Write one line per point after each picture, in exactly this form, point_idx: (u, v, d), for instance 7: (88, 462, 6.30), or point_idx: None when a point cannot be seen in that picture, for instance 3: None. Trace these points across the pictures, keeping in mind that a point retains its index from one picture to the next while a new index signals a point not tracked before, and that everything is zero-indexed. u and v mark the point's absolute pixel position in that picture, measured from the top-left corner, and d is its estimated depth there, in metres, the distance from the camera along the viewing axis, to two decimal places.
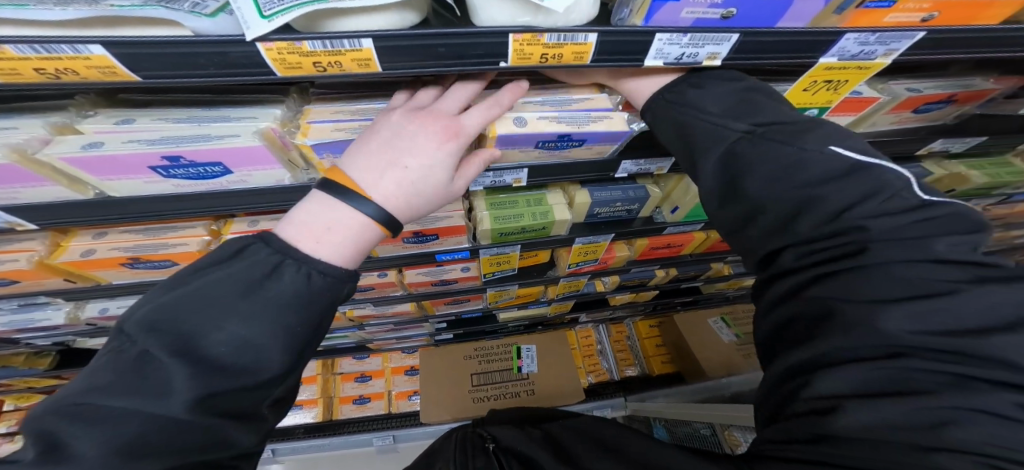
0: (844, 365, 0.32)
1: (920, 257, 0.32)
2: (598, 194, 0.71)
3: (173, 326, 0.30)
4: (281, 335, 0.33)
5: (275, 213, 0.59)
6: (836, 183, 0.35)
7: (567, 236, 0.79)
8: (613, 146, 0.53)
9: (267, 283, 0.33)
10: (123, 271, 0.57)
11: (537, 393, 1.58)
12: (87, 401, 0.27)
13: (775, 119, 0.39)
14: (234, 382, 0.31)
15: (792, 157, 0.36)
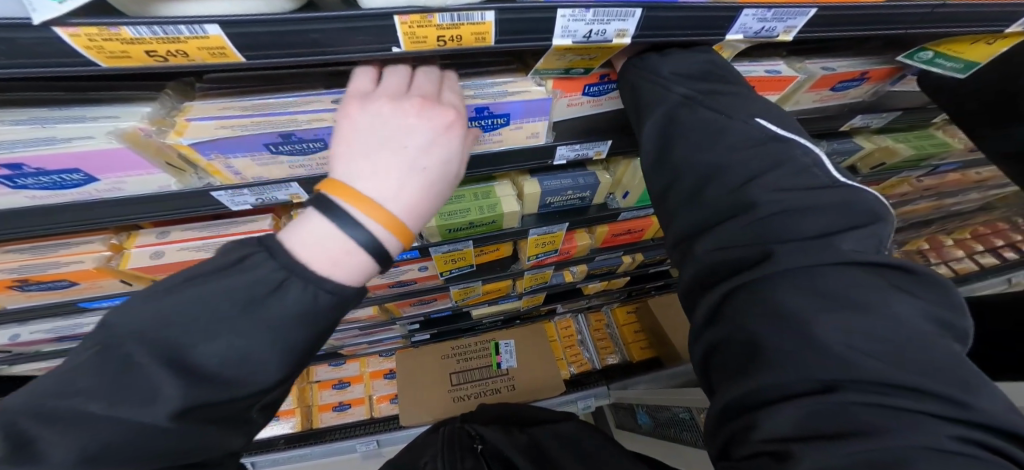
0: (782, 403, 0.26)
1: (830, 259, 0.29)
2: (548, 184, 0.67)
3: (161, 334, 0.26)
4: (281, 352, 0.29)
5: (186, 224, 0.59)
6: (752, 149, 0.36)
7: (522, 229, 0.76)
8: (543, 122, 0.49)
9: (279, 290, 0.29)
10: (14, 295, 0.55)
11: (517, 388, 1.57)
12: (60, 401, 0.24)
13: (717, 90, 0.40)
14: (227, 396, 0.28)
15: (722, 123, 0.37)
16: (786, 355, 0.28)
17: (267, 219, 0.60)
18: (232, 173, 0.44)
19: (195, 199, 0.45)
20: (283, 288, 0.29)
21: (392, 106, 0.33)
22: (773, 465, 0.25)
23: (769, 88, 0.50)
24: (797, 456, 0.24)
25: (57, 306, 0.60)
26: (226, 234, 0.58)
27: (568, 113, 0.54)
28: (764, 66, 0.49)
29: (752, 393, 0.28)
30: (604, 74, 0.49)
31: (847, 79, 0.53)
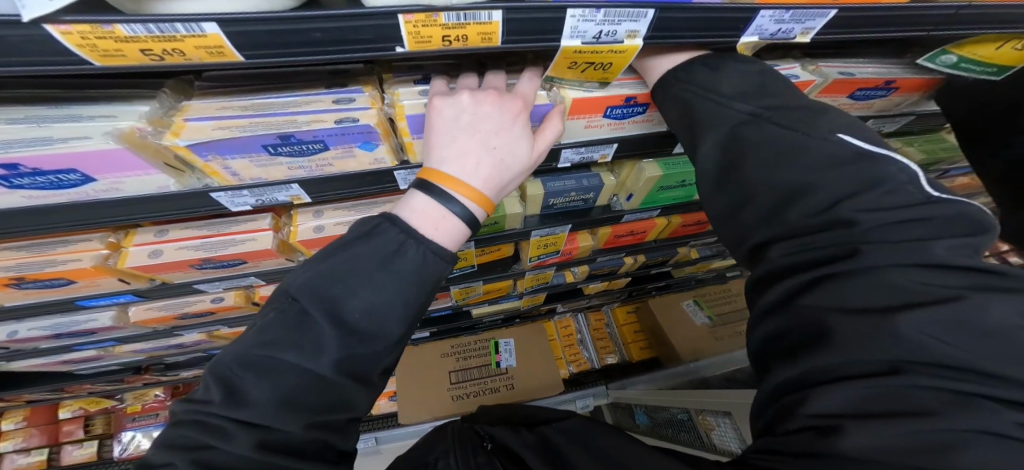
0: (838, 382, 0.27)
1: (915, 260, 0.28)
2: (552, 185, 0.66)
3: (324, 291, 0.34)
4: (403, 307, 0.35)
5: (186, 222, 0.58)
6: (839, 169, 0.32)
7: (523, 230, 0.75)
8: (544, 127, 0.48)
9: (395, 259, 0.35)
10: (11, 292, 0.54)
11: (517, 387, 1.57)
12: (264, 348, 0.32)
13: (784, 102, 0.37)
14: (364, 347, 0.34)
15: (796, 141, 0.35)
16: (850, 341, 0.28)
17: (267, 218, 0.60)
18: (231, 174, 0.43)
19: (194, 199, 0.44)
20: (393, 259, 0.35)
21: (471, 101, 0.39)
22: (816, 440, 0.26)
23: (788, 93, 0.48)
24: (849, 433, 0.25)
25: (55, 303, 0.60)
26: (226, 232, 0.57)
27: (585, 135, 0.52)
28: (783, 70, 0.48)
29: (809, 374, 0.29)
30: (629, 97, 0.47)
31: (867, 87, 0.51)
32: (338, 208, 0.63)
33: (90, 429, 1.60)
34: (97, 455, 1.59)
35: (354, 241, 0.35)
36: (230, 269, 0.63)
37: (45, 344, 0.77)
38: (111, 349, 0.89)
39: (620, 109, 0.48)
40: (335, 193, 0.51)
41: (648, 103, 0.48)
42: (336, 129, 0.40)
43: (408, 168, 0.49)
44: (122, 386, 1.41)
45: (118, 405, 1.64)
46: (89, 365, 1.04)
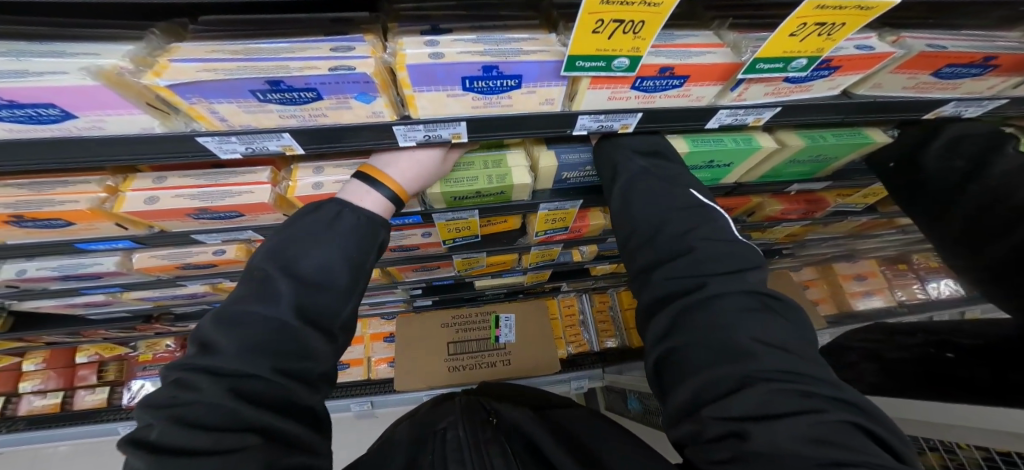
0: (746, 387, 0.33)
1: (742, 287, 0.39)
2: (565, 157, 0.61)
3: (280, 254, 0.44)
4: (346, 259, 0.46)
5: (185, 170, 0.56)
6: (681, 213, 0.45)
7: (530, 202, 0.70)
8: (560, 88, 0.40)
9: (337, 220, 0.47)
10: (13, 230, 0.54)
11: (513, 363, 1.59)
12: (232, 309, 0.40)
13: (659, 165, 0.49)
14: (320, 294, 0.44)
15: (665, 193, 0.46)
16: (719, 349, 0.36)
17: (265, 171, 0.58)
18: (218, 119, 0.40)
19: (184, 143, 0.42)
20: (334, 224, 0.47)
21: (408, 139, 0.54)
22: (737, 444, 0.31)
23: (857, 67, 0.39)
24: (755, 432, 0.30)
25: (56, 245, 0.59)
26: (224, 183, 0.56)
27: (607, 107, 0.42)
28: (854, 38, 0.38)
29: (708, 387, 0.35)
30: (664, 68, 0.35)
31: (960, 63, 0.42)
32: (339, 167, 0.61)
33: (105, 375, 1.71)
34: (107, 401, 1.70)
35: (300, 216, 0.47)
36: (229, 221, 0.62)
37: (52, 287, 0.79)
38: (119, 296, 0.91)
39: (654, 82, 0.37)
40: (330, 149, 0.47)
41: (689, 74, 0.36)
42: (330, 77, 0.36)
43: (408, 123, 0.45)
44: (135, 335, 1.47)
45: (132, 352, 1.74)
46: (99, 311, 1.08)
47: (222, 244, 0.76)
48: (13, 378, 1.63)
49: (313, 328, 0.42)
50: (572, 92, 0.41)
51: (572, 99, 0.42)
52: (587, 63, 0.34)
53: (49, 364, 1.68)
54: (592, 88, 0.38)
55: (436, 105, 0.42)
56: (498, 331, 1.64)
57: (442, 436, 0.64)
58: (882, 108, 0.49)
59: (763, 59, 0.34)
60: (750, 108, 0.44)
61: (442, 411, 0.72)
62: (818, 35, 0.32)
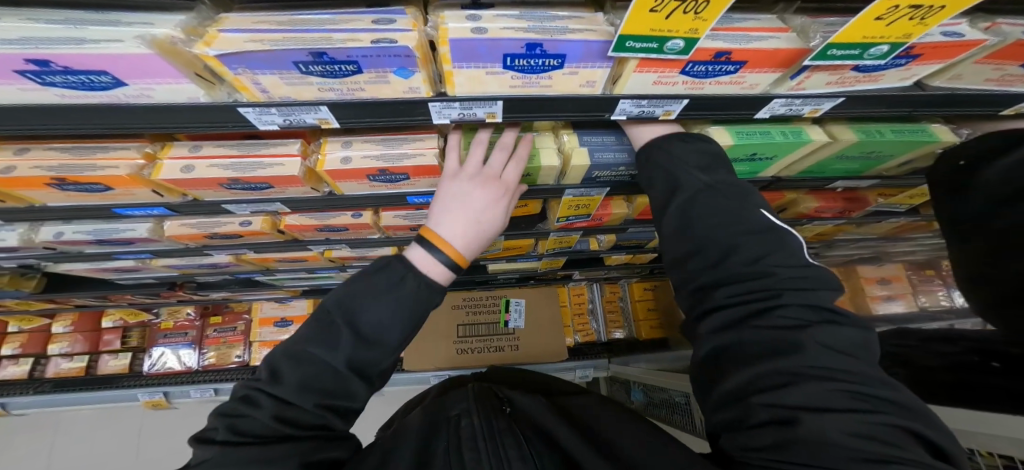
0: (801, 382, 0.32)
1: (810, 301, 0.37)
2: (598, 156, 0.60)
3: (349, 304, 0.45)
4: (406, 322, 0.46)
5: (219, 140, 0.57)
6: (751, 234, 0.41)
7: (556, 187, 0.68)
8: (604, 70, 0.38)
9: (402, 283, 0.47)
10: (54, 193, 0.55)
11: (521, 349, 1.62)
12: (300, 346, 0.43)
13: (721, 179, 0.45)
14: (373, 352, 0.44)
15: (730, 208, 0.43)
16: (778, 349, 0.35)
17: (296, 144, 0.59)
18: (260, 90, 0.40)
19: (226, 114, 0.42)
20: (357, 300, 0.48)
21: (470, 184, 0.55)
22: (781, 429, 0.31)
23: (937, 56, 0.37)
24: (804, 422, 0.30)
25: (94, 209, 0.61)
26: (257, 154, 0.57)
27: (651, 93, 0.40)
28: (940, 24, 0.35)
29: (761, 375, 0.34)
30: (721, 53, 0.34)
31: None
32: (366, 142, 0.61)
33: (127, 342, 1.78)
34: (128, 367, 1.79)
35: (372, 270, 0.48)
36: (260, 193, 0.63)
37: (86, 251, 0.82)
38: (147, 262, 0.94)
39: (705, 67, 0.36)
40: (366, 124, 0.47)
41: (747, 59, 0.35)
42: (372, 49, 0.36)
43: (445, 100, 0.44)
44: (158, 301, 1.53)
45: (154, 320, 1.82)
46: (127, 277, 1.12)
47: (248, 216, 0.77)
48: (44, 342, 1.73)
49: (359, 376, 0.44)
50: (616, 75, 0.39)
51: (615, 82, 0.40)
52: (639, 44, 0.32)
53: (76, 328, 1.76)
54: (638, 71, 0.37)
55: (474, 83, 0.41)
56: (508, 316, 1.65)
57: (456, 422, 0.62)
58: (949, 101, 0.46)
59: (838, 45, 0.32)
60: (805, 98, 0.42)
61: (454, 398, 0.71)
62: (909, 20, 0.29)
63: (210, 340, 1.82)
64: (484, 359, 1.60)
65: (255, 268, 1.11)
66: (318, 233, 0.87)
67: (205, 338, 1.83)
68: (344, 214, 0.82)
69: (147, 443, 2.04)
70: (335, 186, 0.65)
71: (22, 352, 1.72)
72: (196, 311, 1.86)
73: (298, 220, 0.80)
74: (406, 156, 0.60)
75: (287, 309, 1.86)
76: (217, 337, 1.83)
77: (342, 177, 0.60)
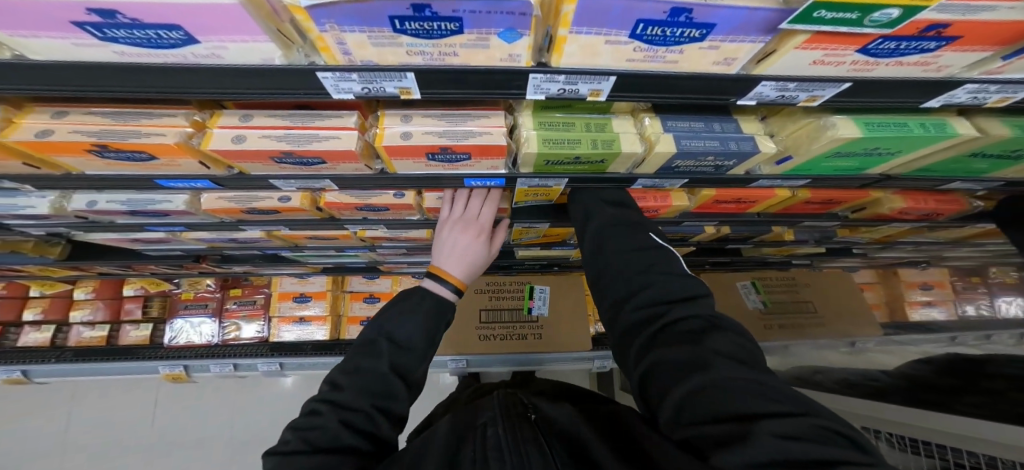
0: (709, 381, 0.44)
1: (702, 323, 0.52)
2: (687, 143, 0.52)
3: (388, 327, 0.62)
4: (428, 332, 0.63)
5: (270, 109, 0.52)
6: (650, 279, 0.58)
7: (628, 175, 0.62)
8: (755, 46, 0.32)
9: (422, 303, 0.65)
10: (94, 161, 0.51)
11: (544, 337, 1.58)
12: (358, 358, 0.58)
13: (630, 242, 0.63)
14: (409, 356, 0.60)
15: (631, 256, 0.61)
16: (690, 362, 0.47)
17: (352, 116, 0.53)
18: (342, 51, 0.34)
19: (298, 80, 0.37)
20: (417, 303, 0.65)
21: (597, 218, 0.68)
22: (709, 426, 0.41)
23: None
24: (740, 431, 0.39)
25: (135, 179, 0.57)
26: (312, 126, 0.51)
27: (804, 73, 0.35)
28: None
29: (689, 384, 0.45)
30: (937, 25, 0.28)
31: None
32: (428, 117, 0.55)
33: (149, 311, 1.85)
34: (149, 339, 1.83)
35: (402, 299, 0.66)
36: (310, 168, 0.57)
37: (117, 222, 0.78)
38: (178, 235, 0.91)
39: (898, 45, 0.31)
40: (450, 97, 0.42)
41: (961, 34, 0.30)
42: (483, 2, 0.29)
43: (547, 72, 0.37)
44: (180, 272, 1.53)
45: (175, 290, 1.88)
46: (154, 248, 1.10)
47: (288, 191, 0.73)
48: (67, 306, 1.81)
49: (401, 378, 0.58)
50: (767, 52, 0.33)
51: (759, 61, 0.34)
52: (829, 14, 0.27)
53: (99, 294, 1.83)
54: (800, 48, 0.31)
55: (588, 53, 0.35)
56: (532, 303, 1.62)
57: (482, 431, 0.57)
58: None
59: None
60: (1004, 84, 0.37)
61: (484, 402, 0.68)
62: None
63: (229, 313, 1.86)
64: (507, 347, 1.55)
65: (284, 244, 1.08)
66: (356, 212, 0.83)
67: (225, 311, 1.87)
68: (386, 193, 0.77)
69: (166, 410, 2.10)
70: (388, 164, 0.60)
71: (45, 318, 1.77)
72: (217, 282, 1.92)
73: (339, 198, 0.76)
74: (472, 134, 0.54)
75: (305, 285, 1.86)
76: (237, 310, 1.87)
77: (398, 154, 0.55)
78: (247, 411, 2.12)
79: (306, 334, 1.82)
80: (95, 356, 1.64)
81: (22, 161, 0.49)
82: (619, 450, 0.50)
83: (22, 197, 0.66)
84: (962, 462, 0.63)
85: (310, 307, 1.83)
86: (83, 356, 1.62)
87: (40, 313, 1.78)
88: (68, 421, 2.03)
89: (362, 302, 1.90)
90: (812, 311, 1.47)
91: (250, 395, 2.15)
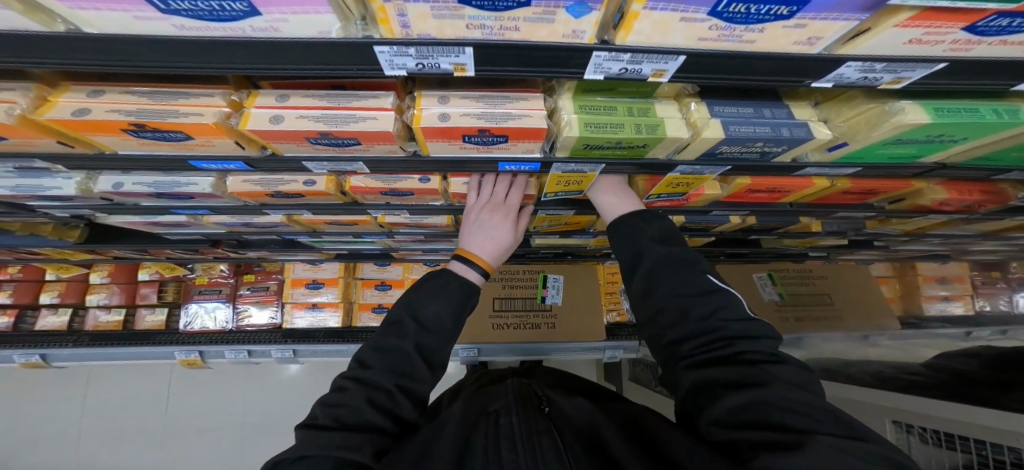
0: (767, 394, 0.44)
1: (750, 336, 0.52)
2: (736, 129, 0.49)
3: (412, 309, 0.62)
4: (453, 316, 0.62)
5: (306, 88, 0.50)
6: (699, 289, 0.57)
7: (667, 162, 0.60)
8: (849, 23, 0.31)
9: (448, 286, 0.64)
10: (128, 141, 0.50)
11: (558, 326, 1.58)
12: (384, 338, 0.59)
13: (673, 249, 0.61)
14: (434, 340, 0.60)
15: (677, 263, 0.59)
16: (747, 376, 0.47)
17: (388, 97, 0.51)
18: (401, 24, 0.33)
19: (354, 54, 0.35)
20: (446, 285, 0.64)
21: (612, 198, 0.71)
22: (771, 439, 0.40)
23: None
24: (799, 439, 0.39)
25: (167, 159, 0.55)
26: (348, 106, 0.49)
27: (893, 54, 0.34)
28: None
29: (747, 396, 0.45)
30: None
31: None
32: (465, 99, 0.53)
33: (163, 296, 1.88)
34: (165, 324, 1.87)
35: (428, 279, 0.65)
36: (342, 150, 0.56)
37: (143, 205, 0.78)
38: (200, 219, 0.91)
39: (1010, 21, 0.30)
40: (501, 74, 0.40)
41: None
42: None
43: (611, 51, 0.35)
44: (195, 258, 1.54)
45: (189, 275, 1.90)
46: (174, 233, 1.11)
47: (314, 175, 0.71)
48: (83, 290, 1.83)
49: (427, 361, 0.58)
50: (859, 32, 0.32)
51: (846, 41, 0.33)
52: None
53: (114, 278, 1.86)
54: (901, 26, 0.30)
55: (659, 30, 0.33)
56: (545, 292, 1.62)
57: (494, 418, 0.58)
58: None
59: None
60: None
61: (493, 391, 0.68)
62: None
63: (242, 298, 1.88)
64: (520, 335, 1.56)
65: (303, 230, 1.07)
66: (381, 198, 0.82)
67: (239, 296, 1.90)
68: (413, 178, 0.75)
69: (179, 394, 2.14)
70: (422, 147, 0.58)
71: (62, 302, 1.82)
72: (230, 268, 1.94)
73: (365, 183, 0.74)
74: (511, 116, 0.52)
75: (317, 272, 1.86)
76: (250, 296, 1.89)
77: (435, 137, 0.53)
78: (258, 397, 2.17)
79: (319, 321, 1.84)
80: (113, 339, 1.67)
81: (56, 140, 0.48)
82: (648, 451, 0.50)
83: (47, 178, 0.65)
84: (1001, 458, 0.65)
85: (322, 294, 1.83)
86: (100, 340, 1.65)
87: (57, 297, 1.81)
88: (85, 402, 2.07)
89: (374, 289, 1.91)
90: (828, 303, 1.46)
91: (261, 381, 2.18)
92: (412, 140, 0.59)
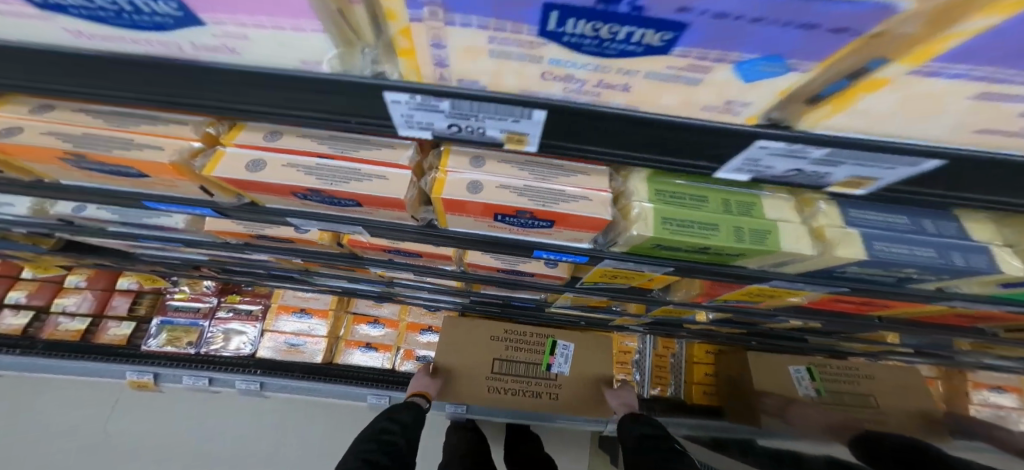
0: None
1: None
2: (888, 248, 0.39)
3: None
4: None
5: (308, 129, 0.41)
6: None
7: (751, 271, 0.47)
8: None
9: None
10: (71, 170, 0.44)
11: (560, 401, 1.38)
12: None
13: None
14: None
15: None
16: None
17: (409, 151, 0.40)
18: (437, 60, 0.25)
19: (357, 94, 0.29)
20: None
21: None
22: None
23: None
24: None
25: (116, 196, 0.50)
26: (354, 157, 0.39)
27: None
28: None
29: None
30: None
31: None
32: (505, 162, 0.40)
33: (136, 309, 1.68)
34: (126, 341, 1.61)
35: None
36: (337, 211, 0.46)
37: (111, 230, 0.67)
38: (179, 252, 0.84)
39: None
40: (590, 148, 0.34)
41: None
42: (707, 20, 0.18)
43: (787, 137, 0.29)
44: (178, 274, 1.39)
45: (170, 288, 1.73)
46: (153, 254, 0.97)
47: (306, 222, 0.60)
48: (54, 292, 1.65)
49: None
50: None
51: None
52: None
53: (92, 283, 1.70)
54: None
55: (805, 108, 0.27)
56: (552, 360, 1.43)
57: None
58: None
59: None
60: None
61: None
62: None
63: (218, 319, 1.69)
64: (517, 405, 1.36)
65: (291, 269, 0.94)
66: (386, 254, 0.70)
67: (216, 317, 1.70)
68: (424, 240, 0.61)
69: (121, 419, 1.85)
70: (441, 217, 0.44)
71: (25, 302, 1.59)
72: (216, 284, 1.76)
73: (370, 239, 0.64)
74: (567, 194, 0.39)
75: (309, 301, 1.74)
76: (227, 318, 1.69)
77: (456, 209, 0.40)
78: (209, 432, 1.89)
79: (296, 355, 1.65)
80: (66, 351, 1.50)
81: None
82: None
83: (2, 194, 0.62)
84: None
85: (310, 326, 1.70)
86: (57, 350, 1.49)
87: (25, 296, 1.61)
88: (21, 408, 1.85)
89: (365, 325, 1.78)
90: (873, 407, 1.29)
91: (218, 414, 1.93)
92: (428, 205, 0.45)
